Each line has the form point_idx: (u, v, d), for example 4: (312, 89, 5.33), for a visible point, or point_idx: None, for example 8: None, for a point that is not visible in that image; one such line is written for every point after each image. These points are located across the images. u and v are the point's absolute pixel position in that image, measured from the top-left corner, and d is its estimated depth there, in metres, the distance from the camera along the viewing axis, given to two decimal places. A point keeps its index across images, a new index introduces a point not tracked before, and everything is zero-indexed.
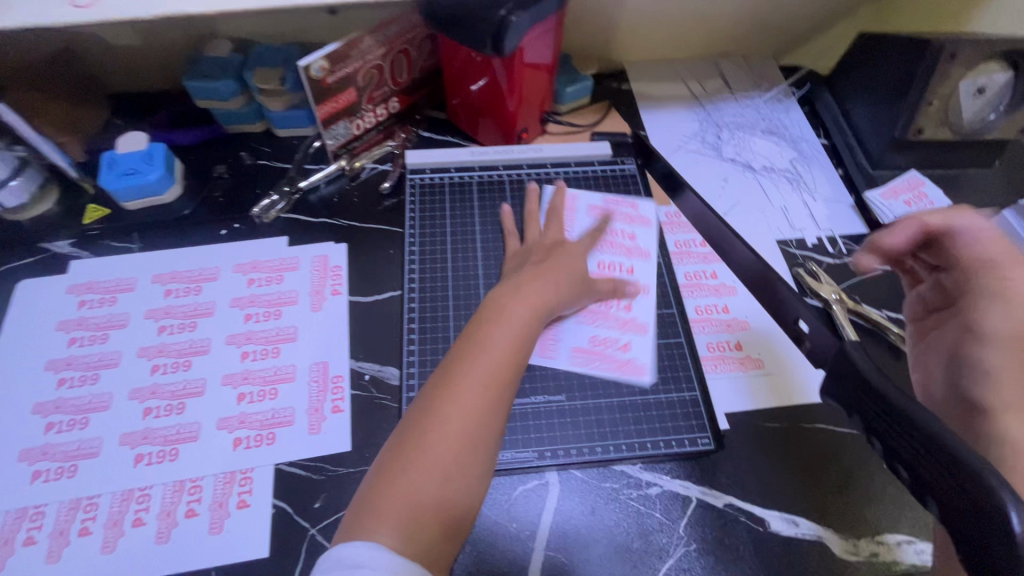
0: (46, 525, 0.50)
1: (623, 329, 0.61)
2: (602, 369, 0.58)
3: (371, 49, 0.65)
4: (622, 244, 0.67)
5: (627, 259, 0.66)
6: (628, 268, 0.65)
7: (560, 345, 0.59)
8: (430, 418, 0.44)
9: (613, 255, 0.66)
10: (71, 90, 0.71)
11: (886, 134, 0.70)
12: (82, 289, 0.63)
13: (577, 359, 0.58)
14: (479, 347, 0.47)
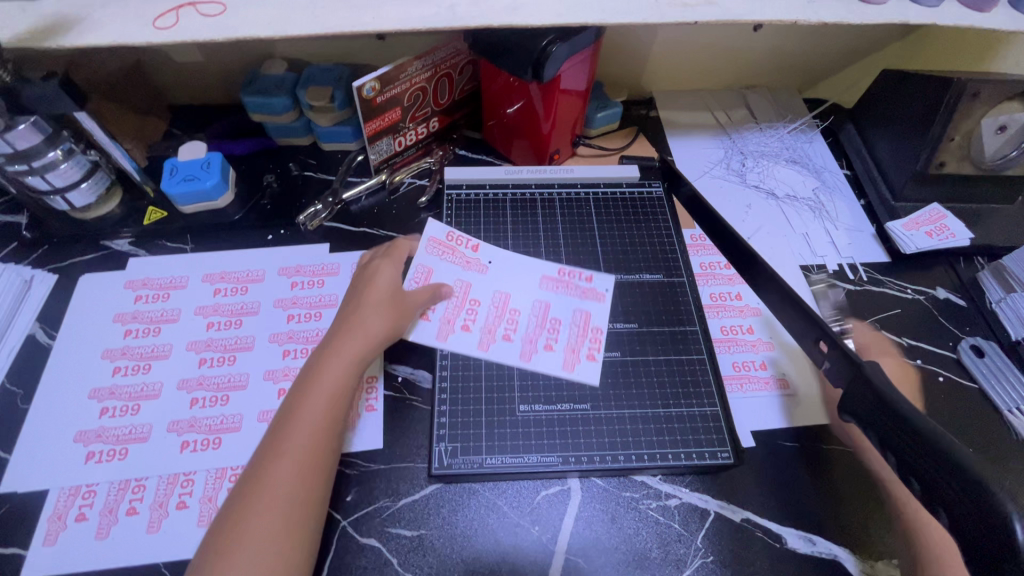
0: (96, 503, 0.53)
1: (462, 330, 0.63)
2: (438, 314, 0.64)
3: (417, 72, 0.69)
4: (450, 235, 0.70)
5: (460, 260, 0.69)
6: (443, 260, 0.68)
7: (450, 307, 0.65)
8: (243, 504, 0.44)
9: (443, 244, 0.69)
10: (139, 101, 0.78)
11: (908, 167, 0.72)
12: (139, 285, 0.68)
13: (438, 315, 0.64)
14: (304, 406, 0.49)
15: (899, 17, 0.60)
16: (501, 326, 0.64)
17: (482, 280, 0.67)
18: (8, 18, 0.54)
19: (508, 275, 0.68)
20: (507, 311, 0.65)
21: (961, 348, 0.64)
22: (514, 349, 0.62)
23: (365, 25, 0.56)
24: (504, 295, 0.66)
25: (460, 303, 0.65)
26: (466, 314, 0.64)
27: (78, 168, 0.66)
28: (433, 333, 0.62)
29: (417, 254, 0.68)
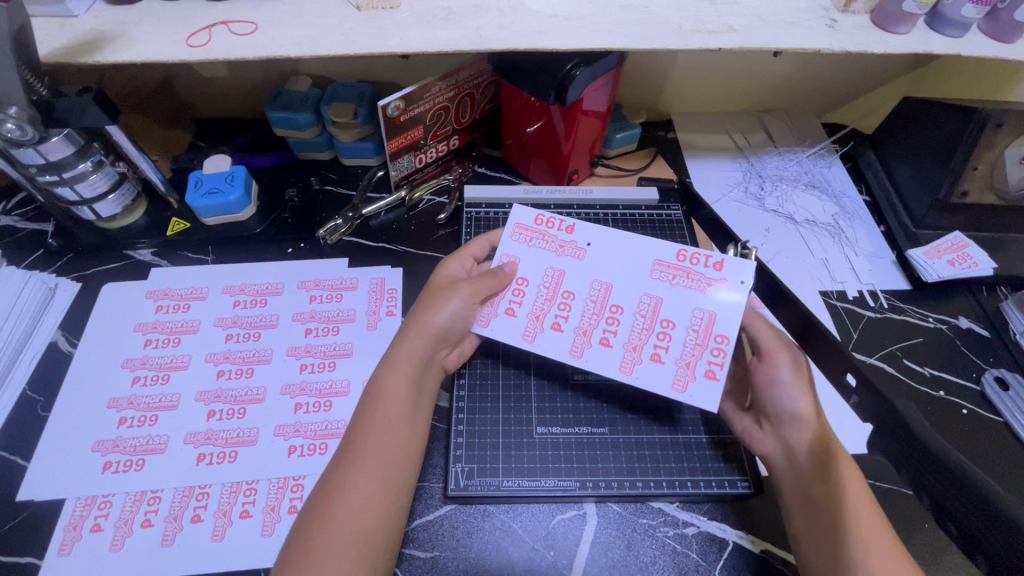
0: (111, 514, 0.54)
1: (554, 330, 0.58)
2: (526, 314, 0.58)
3: (440, 92, 0.70)
4: (538, 219, 0.63)
5: (553, 246, 0.62)
6: (532, 248, 0.61)
7: (529, 299, 0.59)
8: (343, 470, 0.46)
9: (530, 232, 0.62)
10: (167, 114, 0.79)
11: (929, 195, 0.72)
12: (160, 295, 0.68)
13: (530, 314, 0.58)
14: (385, 391, 0.51)
15: (922, 47, 0.60)
16: (598, 325, 0.58)
17: (581, 268, 0.60)
18: (49, 35, 0.56)
19: (609, 260, 0.61)
20: (606, 308, 0.58)
21: (984, 380, 0.63)
22: (613, 356, 0.56)
23: (392, 47, 0.57)
24: (606, 285, 0.59)
25: (551, 296, 0.59)
26: (558, 310, 0.58)
27: (106, 180, 0.67)
28: (520, 332, 0.58)
29: (506, 243, 0.62)
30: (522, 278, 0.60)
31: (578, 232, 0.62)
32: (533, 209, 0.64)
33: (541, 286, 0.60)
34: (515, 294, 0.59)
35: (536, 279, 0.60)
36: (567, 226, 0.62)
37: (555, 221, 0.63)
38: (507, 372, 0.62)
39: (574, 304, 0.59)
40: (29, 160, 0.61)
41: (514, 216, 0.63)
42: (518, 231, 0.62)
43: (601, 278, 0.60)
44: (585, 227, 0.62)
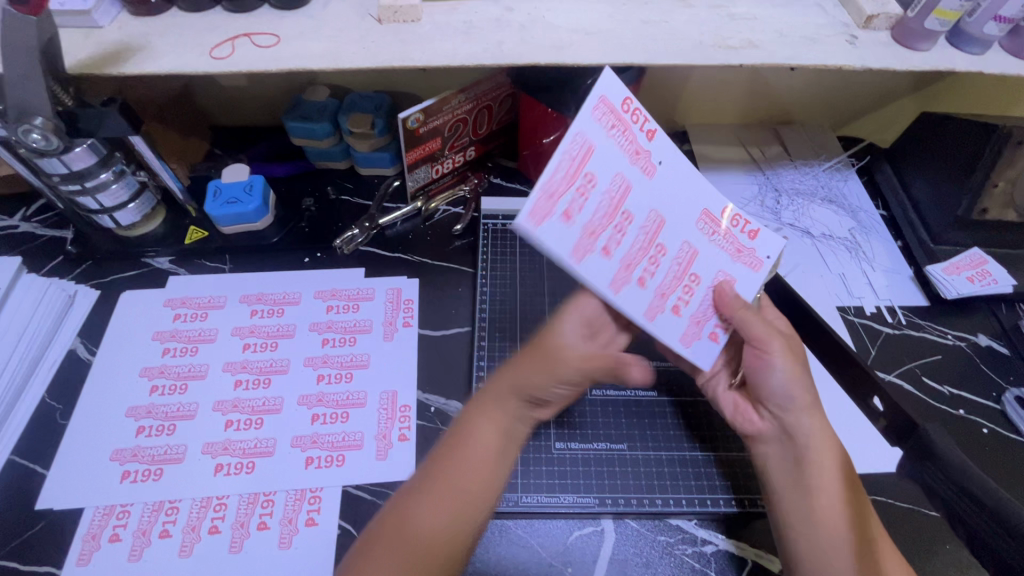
0: (130, 524, 0.54)
1: (592, 251, 0.44)
2: (583, 227, 0.42)
3: (459, 105, 0.71)
4: (624, 102, 0.45)
5: (624, 142, 0.45)
6: (606, 137, 0.44)
7: (591, 214, 0.43)
8: (432, 478, 0.46)
9: (610, 108, 0.44)
10: (185, 122, 0.80)
11: (948, 211, 0.72)
12: (178, 303, 0.69)
13: (589, 233, 0.43)
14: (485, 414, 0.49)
15: (944, 64, 0.59)
16: (628, 242, 0.46)
17: (644, 191, 0.47)
18: (74, 46, 0.56)
19: (672, 190, 0.50)
20: (654, 244, 0.49)
21: (1004, 399, 0.62)
22: (639, 289, 0.48)
23: (414, 61, 0.57)
24: (661, 219, 0.49)
25: (611, 213, 0.45)
26: (613, 232, 0.45)
27: (126, 189, 0.68)
28: (555, 216, 0.41)
29: (584, 115, 0.42)
30: (588, 174, 0.43)
31: (658, 142, 0.49)
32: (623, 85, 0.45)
33: (607, 196, 0.44)
34: (576, 186, 0.42)
35: (602, 185, 0.44)
36: (652, 135, 0.48)
37: (635, 112, 0.46)
38: None
39: (632, 235, 0.47)
40: (53, 170, 0.61)
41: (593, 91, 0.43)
42: (599, 102, 0.43)
43: (652, 210, 0.48)
44: (664, 139, 0.49)
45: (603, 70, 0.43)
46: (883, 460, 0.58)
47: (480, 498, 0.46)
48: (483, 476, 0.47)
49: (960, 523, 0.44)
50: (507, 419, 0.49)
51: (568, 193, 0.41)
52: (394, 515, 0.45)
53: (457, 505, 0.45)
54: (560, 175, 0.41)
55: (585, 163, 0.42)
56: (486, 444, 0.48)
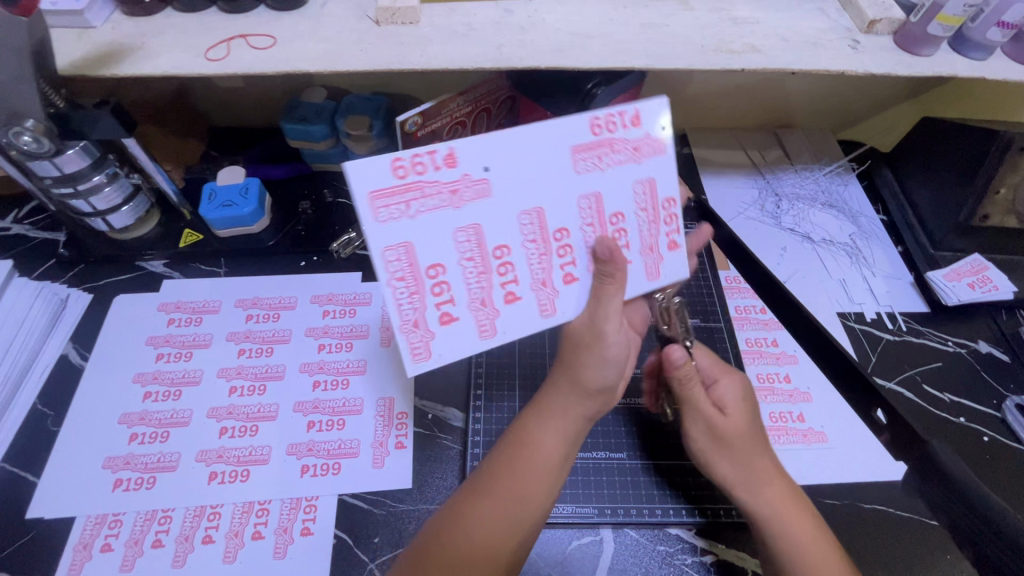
0: (122, 533, 0.53)
1: (508, 306, 0.49)
2: (398, 204, 0.43)
3: (458, 107, 0.70)
4: (397, 168, 0.43)
5: (443, 196, 0.44)
6: (468, 208, 0.45)
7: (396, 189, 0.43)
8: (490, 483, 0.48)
9: (393, 196, 0.43)
10: (181, 123, 0.79)
11: (950, 217, 0.71)
12: (172, 308, 0.68)
13: (385, 206, 0.43)
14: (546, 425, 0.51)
15: (947, 69, 0.59)
16: (555, 266, 0.49)
17: (548, 189, 0.46)
18: (67, 46, 0.55)
19: (516, 179, 0.45)
20: (659, 209, 0.50)
21: (1005, 407, 0.62)
22: (639, 270, 0.51)
23: (413, 63, 0.56)
24: (649, 181, 0.49)
25: (480, 261, 0.47)
26: (500, 272, 0.48)
27: (120, 193, 0.67)
28: (472, 330, 0.48)
29: (444, 229, 0.45)
30: (497, 247, 0.47)
31: (462, 159, 0.44)
32: (379, 155, 0.42)
33: (411, 178, 0.43)
34: (439, 294, 0.47)
35: (514, 238, 0.47)
36: (626, 119, 0.47)
37: (445, 157, 0.44)
38: (522, 398, 0.63)
39: (427, 205, 0.44)
40: (44, 172, 0.60)
41: (362, 215, 0.43)
42: (381, 207, 0.43)
43: (599, 184, 0.47)
44: (467, 146, 0.44)
45: (347, 169, 0.42)
46: (883, 469, 0.58)
47: (536, 509, 0.48)
48: (548, 471, 0.49)
49: (970, 545, 0.43)
50: (572, 417, 0.51)
51: (475, 292, 0.48)
52: (452, 517, 0.47)
53: (521, 492, 0.48)
54: (405, 308, 0.46)
55: (485, 242, 0.46)
56: (552, 440, 0.50)
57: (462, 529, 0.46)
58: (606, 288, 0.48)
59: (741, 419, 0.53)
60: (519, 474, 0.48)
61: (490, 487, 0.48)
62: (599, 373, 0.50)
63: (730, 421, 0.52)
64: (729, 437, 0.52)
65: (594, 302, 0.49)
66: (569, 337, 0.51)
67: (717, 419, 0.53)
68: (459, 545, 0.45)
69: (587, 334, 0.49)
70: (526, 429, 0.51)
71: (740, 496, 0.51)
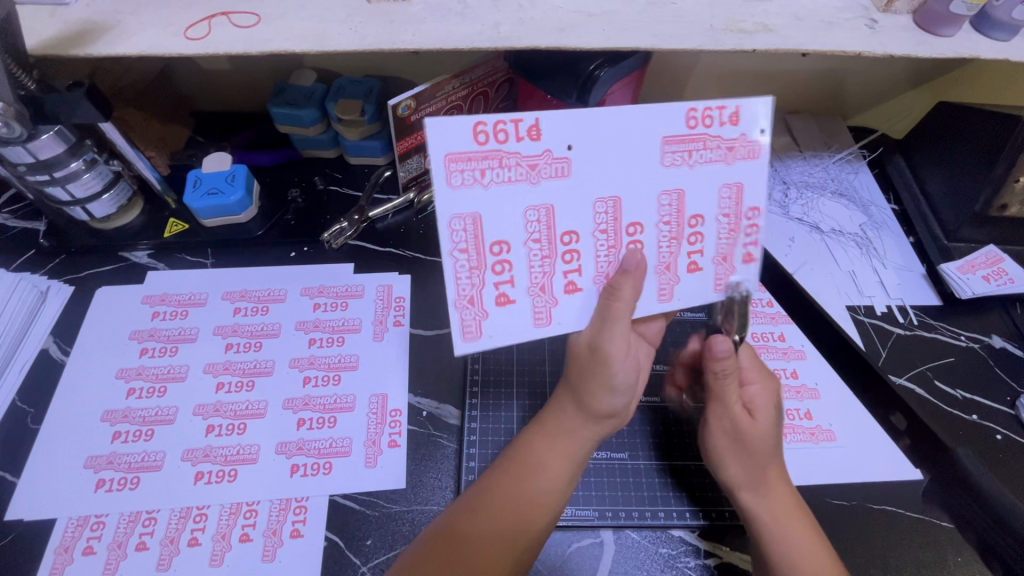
0: (105, 536, 0.51)
1: (565, 296, 0.48)
2: (474, 170, 0.43)
3: (453, 90, 0.67)
4: (479, 132, 0.42)
5: (520, 168, 0.44)
6: (544, 185, 0.44)
7: (473, 158, 0.43)
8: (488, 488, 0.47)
9: (469, 161, 0.43)
10: (165, 107, 0.75)
11: (965, 207, 0.69)
12: (157, 300, 0.65)
13: (458, 170, 0.43)
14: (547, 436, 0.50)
15: (969, 51, 0.55)
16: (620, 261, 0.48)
17: (624, 179, 0.45)
18: (37, 24, 0.52)
19: (600, 167, 0.45)
20: (684, 224, 0.48)
21: (1020, 404, 0.60)
22: (703, 277, 0.50)
23: (404, 43, 0.52)
24: (677, 192, 0.47)
25: (546, 251, 0.46)
26: (561, 260, 0.47)
27: (99, 179, 0.64)
28: (527, 315, 0.48)
29: (516, 204, 0.44)
30: (564, 232, 0.46)
31: (548, 133, 0.43)
32: (464, 117, 0.42)
33: (493, 149, 0.43)
34: (499, 273, 0.46)
35: (583, 226, 0.46)
36: (724, 115, 0.46)
37: (529, 128, 0.43)
38: (520, 395, 0.61)
39: (501, 178, 0.44)
40: (18, 159, 0.57)
41: (436, 176, 0.43)
42: (456, 170, 0.43)
43: (681, 181, 0.46)
44: (554, 120, 0.43)
45: (431, 126, 0.41)
46: (894, 468, 0.56)
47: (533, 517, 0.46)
48: (552, 486, 0.48)
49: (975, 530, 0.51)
50: (582, 438, 0.50)
51: (536, 278, 0.47)
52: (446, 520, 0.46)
53: (526, 502, 0.46)
54: (464, 284, 0.46)
55: (552, 225, 0.46)
56: (559, 457, 0.49)
57: (463, 532, 0.44)
58: (614, 308, 0.46)
59: (768, 423, 0.51)
60: (524, 485, 0.47)
61: (494, 494, 0.47)
62: (604, 399, 0.49)
63: (756, 426, 0.50)
64: (751, 440, 0.50)
65: (599, 322, 0.47)
66: (577, 360, 0.50)
67: (745, 422, 0.51)
68: (459, 552, 0.43)
69: (590, 359, 0.48)
70: (529, 443, 0.50)
71: (744, 495, 0.50)
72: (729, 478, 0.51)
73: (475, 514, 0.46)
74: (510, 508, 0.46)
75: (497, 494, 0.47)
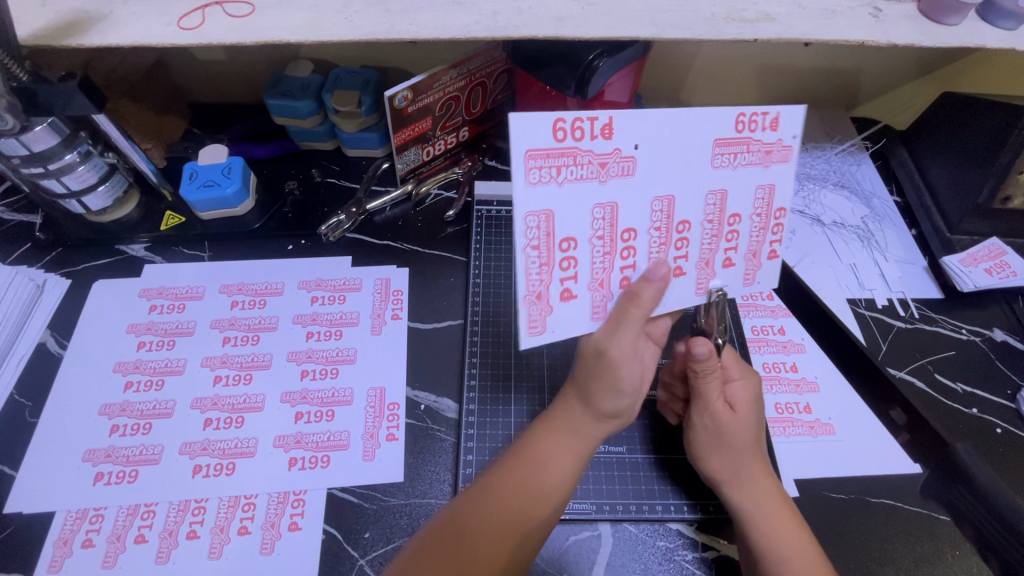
0: (104, 529, 0.51)
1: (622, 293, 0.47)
2: (553, 166, 0.42)
3: (450, 81, 0.66)
4: (558, 129, 0.41)
5: (591, 167, 0.42)
6: (611, 183, 0.43)
7: (551, 154, 0.41)
8: (489, 483, 0.47)
9: (547, 157, 0.41)
10: (160, 99, 0.75)
11: (969, 199, 0.68)
12: (154, 294, 0.65)
13: (536, 167, 0.41)
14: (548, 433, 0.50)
15: (975, 40, 0.54)
16: (670, 258, 0.47)
17: (683, 178, 0.44)
18: (28, 14, 0.51)
19: (664, 163, 0.44)
20: (724, 222, 0.47)
21: (1020, 397, 0.60)
22: (735, 273, 0.49)
23: (400, 32, 0.52)
24: (721, 192, 0.46)
25: (608, 247, 0.45)
26: (621, 258, 0.45)
27: (94, 172, 0.64)
28: (585, 310, 0.46)
29: (585, 201, 0.43)
30: (624, 229, 0.45)
31: (619, 132, 0.42)
32: (544, 113, 0.40)
33: (570, 146, 0.41)
34: (566, 269, 0.44)
35: (642, 223, 0.45)
36: (768, 121, 0.45)
37: (603, 126, 0.42)
38: (518, 389, 0.61)
39: (575, 175, 0.42)
40: (12, 151, 0.57)
41: (515, 171, 0.41)
42: (535, 166, 0.41)
43: (727, 181, 0.46)
44: (627, 118, 0.42)
45: (514, 121, 0.40)
46: (892, 462, 0.56)
47: (537, 512, 0.46)
48: (556, 481, 0.48)
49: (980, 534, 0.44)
50: (584, 435, 0.50)
51: (597, 272, 0.45)
52: (448, 518, 0.45)
53: (529, 498, 0.46)
54: (533, 278, 0.44)
55: (616, 221, 0.44)
56: (565, 455, 0.49)
57: (465, 527, 0.44)
58: (629, 313, 0.45)
59: (751, 418, 0.52)
60: (528, 480, 0.47)
61: (498, 490, 0.46)
62: (609, 400, 0.48)
63: (736, 421, 0.51)
64: (733, 437, 0.50)
65: (611, 324, 0.45)
66: (583, 361, 0.48)
67: (727, 417, 0.51)
68: (462, 548, 0.43)
69: (595, 362, 0.47)
70: (535, 440, 0.50)
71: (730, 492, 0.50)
72: (713, 474, 0.51)
73: (479, 510, 0.45)
74: (514, 504, 0.46)
75: (500, 489, 0.47)
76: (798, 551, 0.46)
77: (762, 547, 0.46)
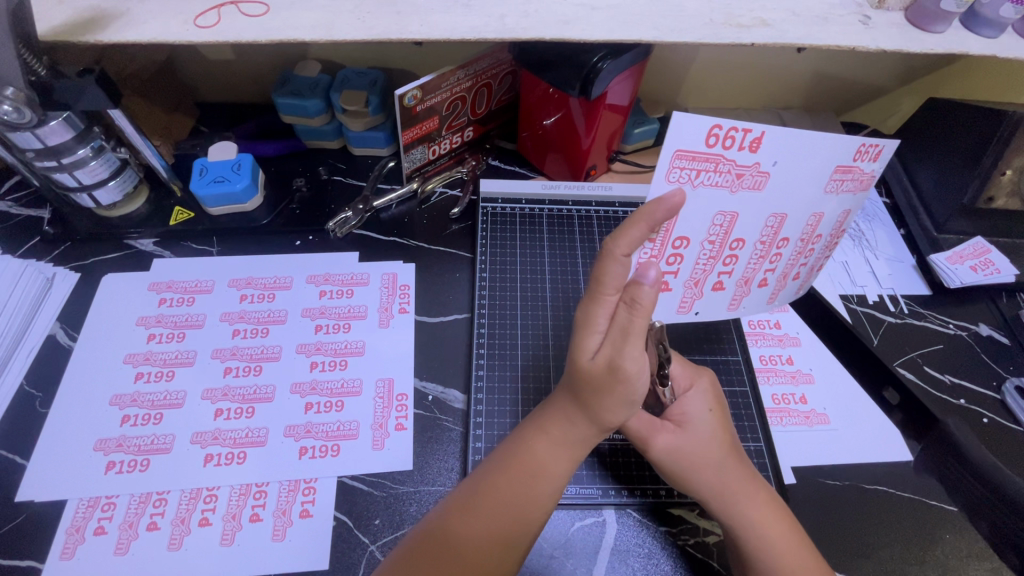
0: (115, 516, 0.52)
1: (711, 292, 0.54)
2: (701, 172, 0.43)
3: (458, 82, 0.68)
4: (712, 136, 0.41)
5: (728, 176, 0.44)
6: (741, 195, 0.45)
7: (694, 159, 0.43)
8: (483, 490, 0.45)
9: (693, 160, 0.43)
10: (169, 97, 0.76)
11: (954, 200, 0.71)
12: (163, 287, 0.66)
13: (680, 166, 0.43)
14: (543, 437, 0.47)
15: (957, 47, 0.56)
16: (762, 269, 0.53)
17: (799, 200, 0.47)
18: (46, 11, 0.52)
19: (793, 185, 0.46)
20: (812, 241, 0.51)
21: (1005, 389, 0.62)
22: (797, 285, 0.56)
23: (412, 33, 0.53)
24: (819, 215, 0.49)
25: (714, 254, 0.50)
26: (722, 265, 0.51)
27: (106, 167, 0.65)
28: (674, 304, 0.55)
29: (711, 209, 0.46)
30: (735, 239, 0.49)
31: (767, 147, 0.43)
32: (707, 117, 0.41)
33: (716, 152, 0.42)
34: (672, 265, 0.50)
35: (751, 235, 0.49)
36: (875, 154, 0.44)
37: (754, 139, 0.42)
38: (524, 380, 0.62)
39: (714, 181, 0.44)
40: (26, 144, 0.58)
41: (659, 170, 0.43)
42: (677, 167, 0.43)
43: (825, 207, 0.48)
44: (777, 137, 0.42)
45: (673, 122, 0.40)
46: (883, 450, 0.58)
47: (529, 518, 0.45)
48: (551, 487, 0.46)
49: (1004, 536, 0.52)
50: (582, 439, 0.46)
51: (697, 273, 0.52)
52: (439, 528, 0.44)
53: (522, 505, 0.45)
54: None
55: (730, 231, 0.48)
56: (562, 460, 0.46)
57: (457, 535, 0.43)
58: (633, 322, 0.39)
59: (703, 432, 0.52)
60: (524, 488, 0.45)
61: (491, 494, 0.45)
62: (618, 412, 0.44)
63: (687, 437, 0.51)
64: (694, 453, 0.50)
65: (619, 338, 0.40)
66: (585, 377, 0.42)
67: (674, 436, 0.51)
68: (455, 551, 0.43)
69: (606, 381, 0.41)
70: (530, 446, 0.46)
71: (714, 504, 0.50)
72: (694, 489, 0.50)
73: (469, 513, 0.45)
74: (509, 507, 0.45)
75: (492, 496, 0.45)
76: (787, 549, 0.47)
77: (758, 555, 0.47)
